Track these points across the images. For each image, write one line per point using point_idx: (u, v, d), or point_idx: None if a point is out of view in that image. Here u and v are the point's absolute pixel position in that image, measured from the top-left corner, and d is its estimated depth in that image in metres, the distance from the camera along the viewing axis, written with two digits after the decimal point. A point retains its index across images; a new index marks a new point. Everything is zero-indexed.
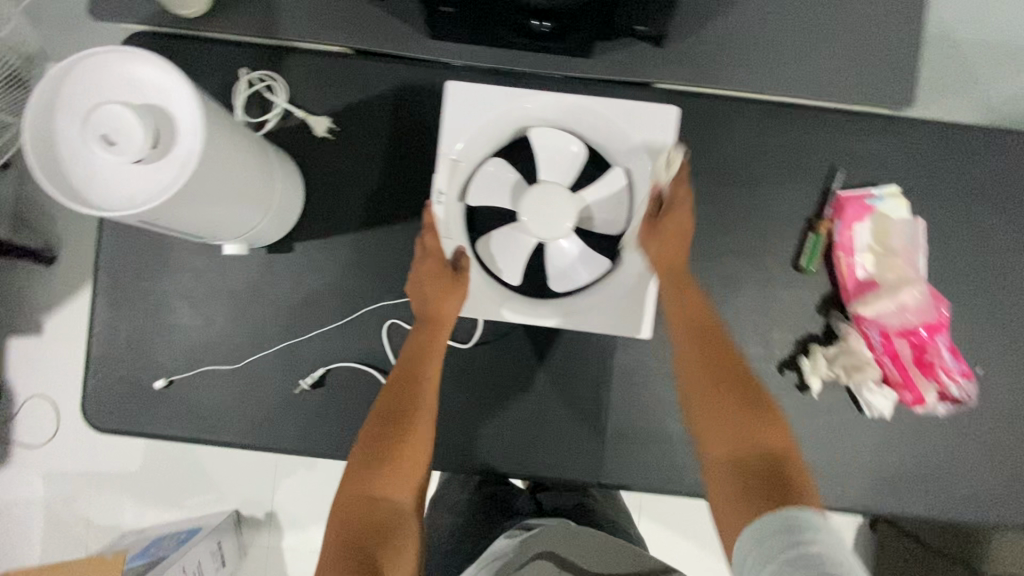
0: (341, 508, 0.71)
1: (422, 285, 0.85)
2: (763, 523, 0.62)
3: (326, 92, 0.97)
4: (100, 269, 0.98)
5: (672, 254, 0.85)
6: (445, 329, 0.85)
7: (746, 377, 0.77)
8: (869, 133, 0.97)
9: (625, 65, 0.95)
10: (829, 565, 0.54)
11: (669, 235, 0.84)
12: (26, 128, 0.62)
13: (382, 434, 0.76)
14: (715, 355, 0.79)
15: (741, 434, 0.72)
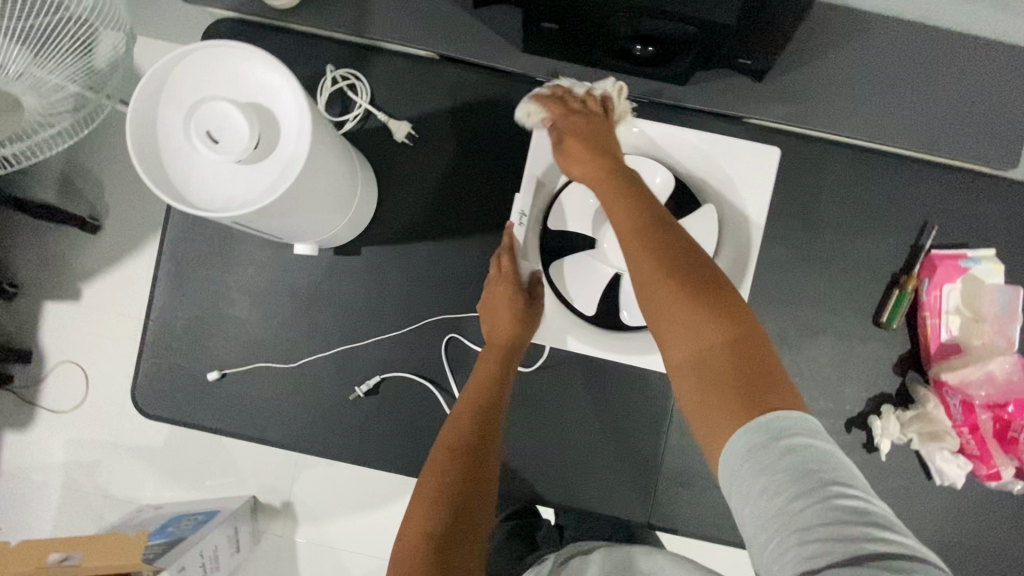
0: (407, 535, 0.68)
1: (497, 306, 0.88)
2: (746, 434, 0.53)
3: (409, 96, 0.95)
4: (164, 254, 0.97)
5: (591, 153, 0.77)
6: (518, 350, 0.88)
7: (690, 251, 0.63)
8: (963, 193, 0.94)
9: (718, 98, 0.93)
10: (811, 482, 0.49)
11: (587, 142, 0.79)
12: (130, 120, 0.60)
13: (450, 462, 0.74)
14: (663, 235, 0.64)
15: (694, 326, 0.58)
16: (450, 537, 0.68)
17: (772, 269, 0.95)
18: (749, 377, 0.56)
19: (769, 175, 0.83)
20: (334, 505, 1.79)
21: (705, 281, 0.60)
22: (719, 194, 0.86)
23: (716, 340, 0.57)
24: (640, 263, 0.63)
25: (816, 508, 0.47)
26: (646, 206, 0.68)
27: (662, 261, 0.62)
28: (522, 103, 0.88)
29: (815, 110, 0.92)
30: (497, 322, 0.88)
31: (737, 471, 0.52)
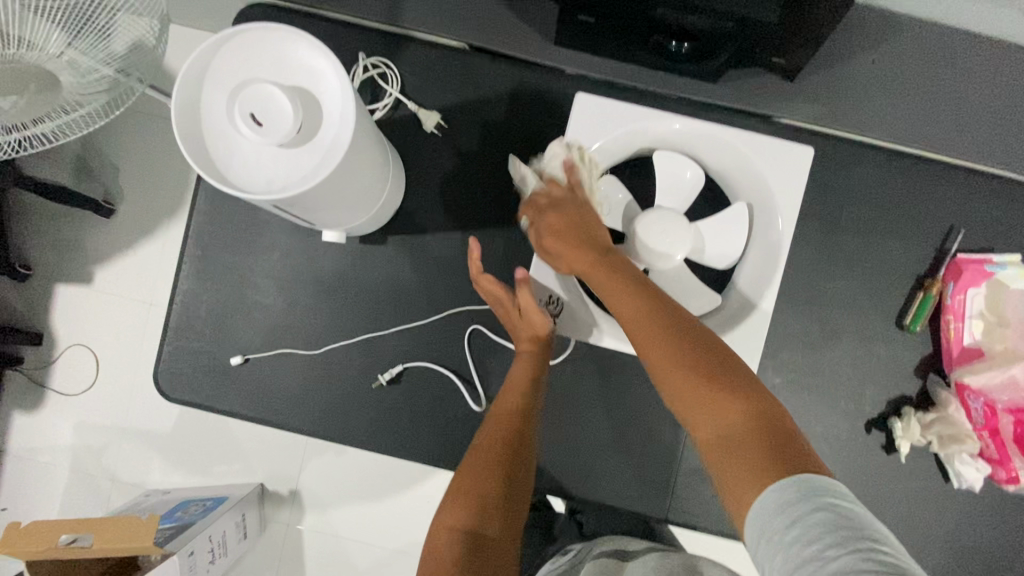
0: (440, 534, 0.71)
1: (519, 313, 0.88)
2: (784, 496, 0.49)
3: (439, 86, 0.95)
4: (189, 237, 0.97)
5: (575, 234, 0.79)
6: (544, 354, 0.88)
7: (693, 330, 0.64)
8: (989, 197, 0.94)
9: (748, 96, 0.93)
10: (839, 544, 0.44)
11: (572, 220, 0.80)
12: (175, 99, 0.60)
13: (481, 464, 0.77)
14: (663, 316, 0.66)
15: (708, 404, 0.59)
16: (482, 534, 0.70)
17: (797, 269, 0.95)
18: (778, 445, 0.54)
19: (802, 174, 0.83)
20: (342, 496, 1.80)
21: (712, 360, 0.61)
22: (750, 193, 0.87)
23: (737, 416, 0.57)
24: (648, 348, 0.65)
25: (843, 562, 0.43)
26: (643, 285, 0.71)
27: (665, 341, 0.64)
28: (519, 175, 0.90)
29: (845, 111, 0.92)
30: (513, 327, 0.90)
31: (762, 528, 0.49)
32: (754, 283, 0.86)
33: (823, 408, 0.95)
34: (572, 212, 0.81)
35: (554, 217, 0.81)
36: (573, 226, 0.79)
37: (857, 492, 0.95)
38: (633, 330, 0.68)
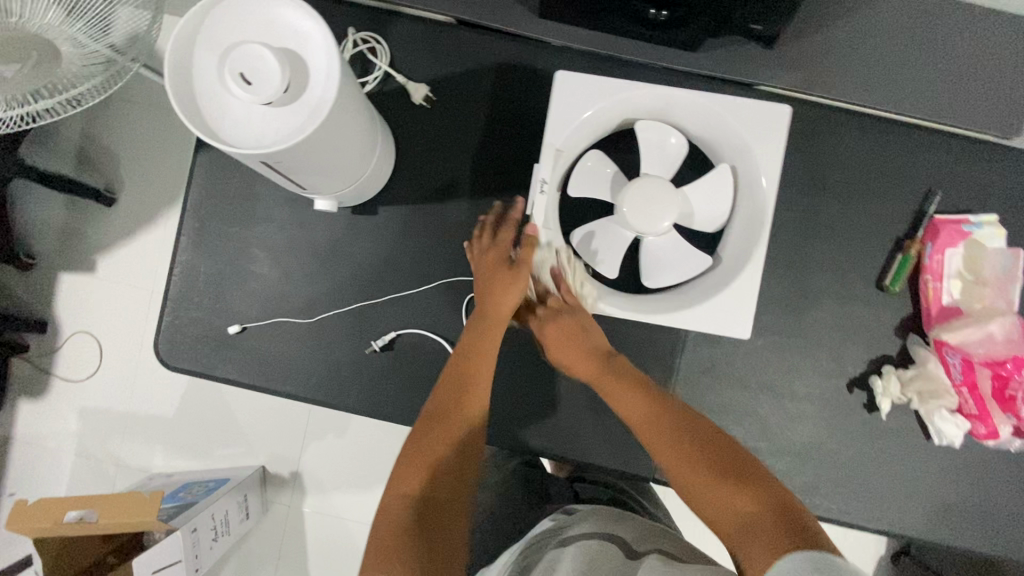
0: (387, 512, 0.70)
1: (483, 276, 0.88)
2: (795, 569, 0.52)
3: (427, 60, 0.98)
4: (187, 211, 1.00)
5: (581, 341, 0.84)
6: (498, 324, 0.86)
7: (705, 432, 0.70)
8: (968, 160, 0.96)
9: (729, 63, 0.95)
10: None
11: (572, 327, 0.85)
12: (168, 60, 0.62)
13: (433, 430, 0.77)
14: (676, 420, 0.72)
15: (722, 494, 0.63)
16: (423, 510, 0.70)
17: (779, 233, 0.97)
18: (792, 532, 0.57)
19: (781, 134, 0.84)
20: (342, 478, 1.82)
21: (724, 459, 0.66)
22: (733, 155, 0.88)
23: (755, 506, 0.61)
24: (666, 453, 0.70)
25: None
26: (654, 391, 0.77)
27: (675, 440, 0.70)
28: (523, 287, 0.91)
29: (823, 77, 0.95)
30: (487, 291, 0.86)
31: None
32: (741, 245, 0.87)
33: (806, 369, 0.97)
34: (574, 321, 0.85)
35: (553, 326, 0.86)
36: (576, 334, 0.84)
37: (839, 450, 0.97)
38: (648, 434, 0.73)
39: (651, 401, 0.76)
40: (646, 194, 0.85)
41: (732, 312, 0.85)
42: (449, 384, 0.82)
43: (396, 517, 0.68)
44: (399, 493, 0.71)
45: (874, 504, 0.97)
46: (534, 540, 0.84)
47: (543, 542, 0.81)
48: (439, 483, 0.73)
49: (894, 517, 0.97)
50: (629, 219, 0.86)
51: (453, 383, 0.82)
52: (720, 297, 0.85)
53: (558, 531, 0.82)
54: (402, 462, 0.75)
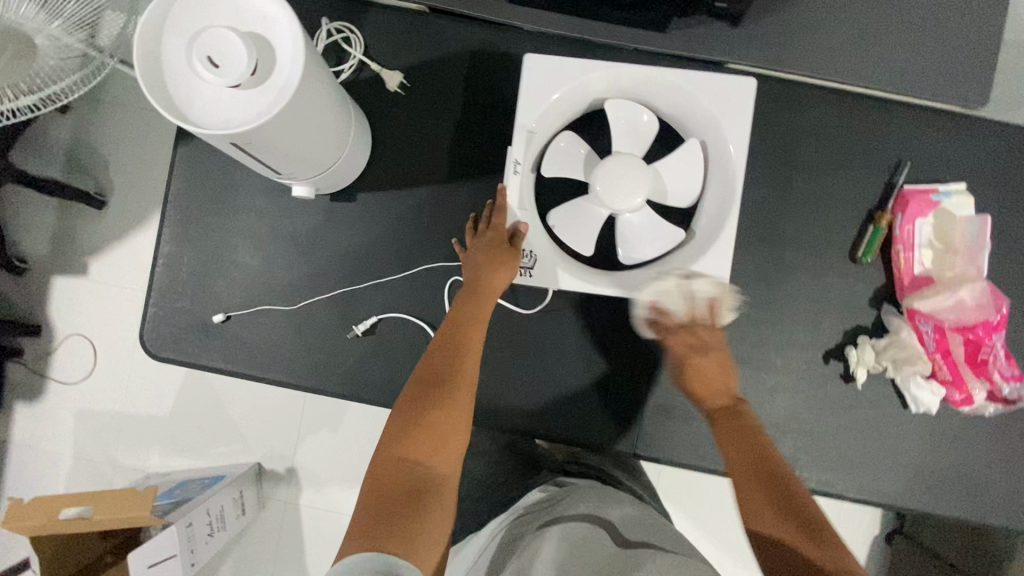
0: (376, 474, 0.75)
1: (477, 257, 0.90)
2: None
3: (401, 48, 0.99)
4: (169, 203, 1.01)
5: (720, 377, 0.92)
6: (489, 299, 0.89)
7: (782, 477, 0.80)
8: (937, 130, 0.97)
9: (698, 42, 0.96)
10: None
11: (715, 362, 0.93)
12: (137, 46, 0.63)
13: (420, 399, 0.80)
14: (762, 462, 0.82)
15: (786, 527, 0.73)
16: (412, 474, 0.74)
17: (752, 208, 0.98)
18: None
19: (748, 106, 0.84)
20: (338, 473, 1.84)
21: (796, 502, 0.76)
22: (702, 130, 0.89)
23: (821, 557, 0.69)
24: (746, 485, 0.80)
25: None
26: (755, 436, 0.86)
27: (766, 484, 0.79)
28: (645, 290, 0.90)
29: (790, 53, 0.96)
30: (480, 272, 0.89)
31: None
32: (713, 221, 0.88)
33: (783, 341, 0.99)
34: (713, 356, 0.93)
35: (699, 357, 0.93)
36: (718, 368, 0.93)
37: (818, 420, 0.98)
38: (738, 466, 0.83)
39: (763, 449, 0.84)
40: (620, 172, 0.85)
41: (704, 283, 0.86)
42: (439, 354, 0.85)
43: (385, 480, 0.73)
44: (389, 458, 0.76)
45: (854, 473, 0.98)
46: (534, 509, 0.91)
47: (540, 514, 0.88)
48: (427, 448, 0.76)
49: (874, 487, 0.97)
50: (602, 198, 0.86)
51: (443, 353, 0.85)
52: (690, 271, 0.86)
53: (554, 507, 0.88)
54: (391, 429, 0.79)
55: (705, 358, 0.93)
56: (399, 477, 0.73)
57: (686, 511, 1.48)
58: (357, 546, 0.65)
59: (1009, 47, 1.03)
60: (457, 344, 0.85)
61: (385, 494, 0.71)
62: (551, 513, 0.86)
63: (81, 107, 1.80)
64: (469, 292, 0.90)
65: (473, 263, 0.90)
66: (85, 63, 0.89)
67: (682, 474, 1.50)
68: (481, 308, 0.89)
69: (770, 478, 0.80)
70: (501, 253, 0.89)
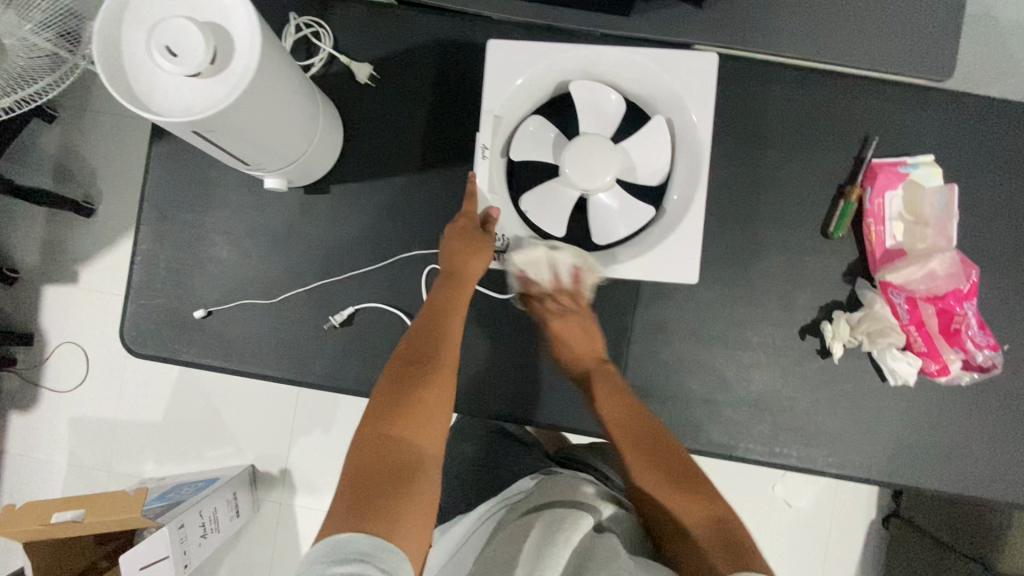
0: (359, 454, 0.73)
1: (451, 241, 0.90)
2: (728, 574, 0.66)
3: (369, 41, 1.00)
4: (146, 201, 1.02)
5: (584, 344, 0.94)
6: (467, 284, 0.89)
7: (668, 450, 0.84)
8: (904, 104, 0.97)
9: (664, 24, 0.97)
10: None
11: (580, 328, 0.94)
12: (95, 37, 0.64)
13: (402, 380, 0.80)
14: (648, 439, 0.86)
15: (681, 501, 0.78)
16: (398, 451, 0.74)
17: (723, 186, 0.99)
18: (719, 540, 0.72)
19: (710, 81, 0.85)
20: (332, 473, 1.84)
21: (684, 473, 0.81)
22: (668, 108, 0.89)
23: (699, 515, 0.76)
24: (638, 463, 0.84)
25: None
26: (635, 410, 0.89)
27: (656, 469, 0.82)
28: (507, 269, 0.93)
29: (755, 32, 0.96)
30: (457, 261, 0.89)
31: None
32: (682, 197, 0.89)
33: (758, 319, 0.99)
34: (580, 322, 0.94)
35: (565, 326, 0.94)
36: (584, 334, 0.94)
37: (797, 396, 0.98)
38: (626, 443, 0.86)
39: (632, 413, 0.89)
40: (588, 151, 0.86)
41: (676, 257, 0.86)
42: (417, 339, 0.85)
43: (369, 461, 0.72)
44: (372, 438, 0.75)
45: (835, 448, 0.98)
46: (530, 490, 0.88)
47: (535, 496, 0.85)
48: (411, 427, 0.77)
49: (855, 461, 0.97)
50: (570, 179, 0.86)
51: (422, 337, 0.85)
52: (660, 246, 0.86)
53: (550, 489, 0.85)
54: (372, 412, 0.78)
55: (569, 326, 0.94)
56: (384, 456, 0.73)
57: None
58: (341, 526, 0.63)
59: (974, 20, 1.03)
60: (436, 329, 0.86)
61: (371, 471, 0.71)
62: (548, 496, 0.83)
63: (66, 117, 1.82)
64: (446, 280, 0.90)
65: (449, 253, 0.90)
66: (55, 64, 0.93)
67: None
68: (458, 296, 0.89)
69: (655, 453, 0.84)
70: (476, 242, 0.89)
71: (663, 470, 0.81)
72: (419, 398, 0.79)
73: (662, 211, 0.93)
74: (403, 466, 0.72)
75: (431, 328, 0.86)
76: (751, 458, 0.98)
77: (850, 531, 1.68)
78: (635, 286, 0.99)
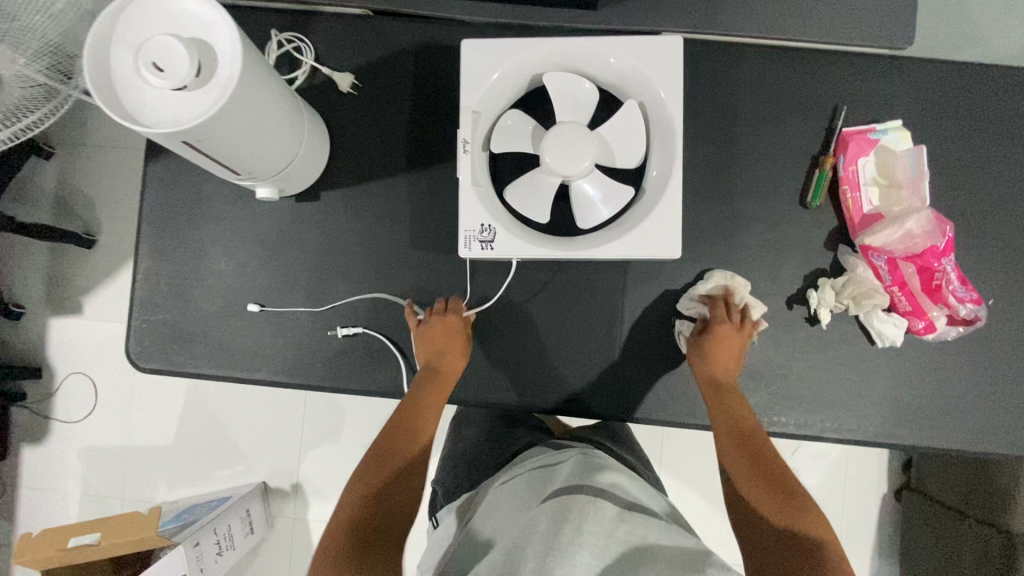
0: (340, 517, 0.80)
1: (433, 338, 0.96)
2: None
3: (350, 51, 1.04)
4: (144, 221, 1.05)
5: (729, 354, 0.93)
6: (442, 382, 0.95)
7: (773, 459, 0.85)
8: (869, 73, 1.00)
9: (632, 13, 1.00)
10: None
11: (723, 350, 0.93)
12: (85, 59, 0.68)
13: (379, 455, 0.89)
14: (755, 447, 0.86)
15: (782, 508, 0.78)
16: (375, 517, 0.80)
17: (701, 166, 1.01)
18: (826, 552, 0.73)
19: (677, 63, 0.88)
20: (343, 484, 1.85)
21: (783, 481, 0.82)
22: (639, 92, 0.92)
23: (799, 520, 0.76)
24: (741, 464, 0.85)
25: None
26: (746, 419, 0.90)
27: (760, 475, 0.83)
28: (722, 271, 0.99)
29: (721, 14, 0.99)
30: (438, 352, 0.96)
31: None
32: (660, 175, 0.91)
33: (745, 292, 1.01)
34: (735, 335, 0.94)
35: (722, 334, 0.93)
36: (738, 348, 0.94)
37: (790, 365, 1.00)
38: (734, 448, 0.87)
39: (744, 424, 0.89)
40: (567, 138, 0.88)
41: (659, 233, 0.88)
42: (394, 423, 0.92)
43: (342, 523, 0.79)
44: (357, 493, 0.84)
45: (832, 413, 0.99)
46: (557, 471, 0.86)
47: (556, 479, 0.82)
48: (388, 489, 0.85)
49: (854, 425, 0.99)
50: (550, 166, 0.89)
51: (399, 422, 0.92)
52: (642, 224, 0.89)
53: (567, 475, 0.82)
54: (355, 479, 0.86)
55: (731, 336, 0.94)
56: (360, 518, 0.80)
57: (681, 478, 1.52)
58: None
59: None
60: (414, 418, 0.92)
61: (343, 531, 0.78)
62: (570, 480, 0.79)
63: (63, 153, 1.87)
64: (427, 371, 0.95)
65: (427, 346, 0.96)
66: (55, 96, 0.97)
67: (680, 443, 1.51)
68: (434, 382, 0.94)
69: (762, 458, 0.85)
70: (455, 335, 0.97)
71: (771, 477, 0.82)
72: (393, 469, 0.87)
73: (641, 191, 0.95)
74: (376, 528, 0.79)
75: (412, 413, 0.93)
76: None
77: (864, 504, 1.68)
78: (622, 268, 1.01)
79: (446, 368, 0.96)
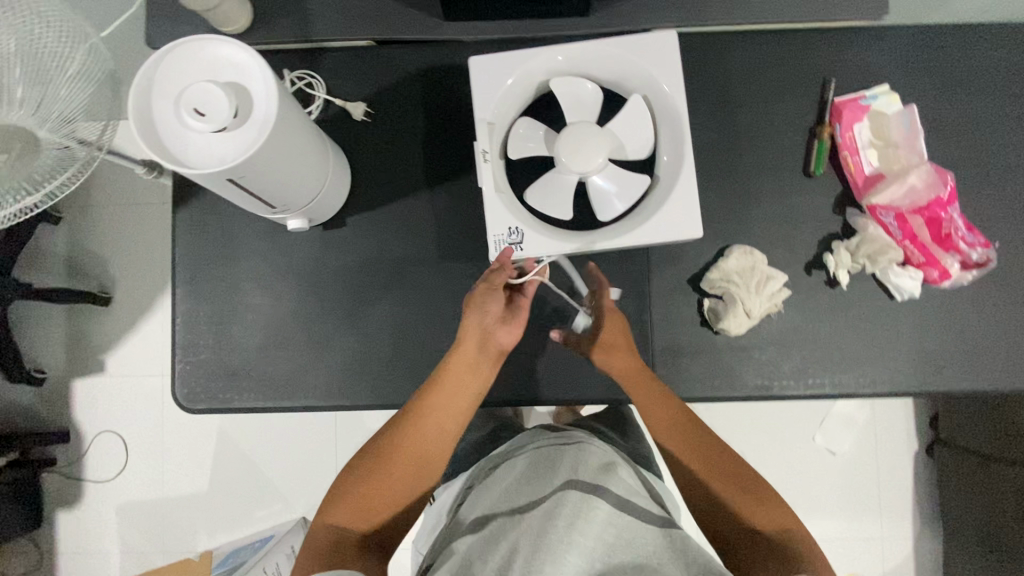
0: (341, 500, 0.86)
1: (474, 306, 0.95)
2: None
3: (359, 81, 1.09)
4: (178, 265, 1.08)
5: (624, 345, 0.98)
6: (471, 346, 0.94)
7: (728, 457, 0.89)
8: (853, 45, 1.06)
9: (623, 15, 1.05)
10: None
11: (614, 347, 0.97)
12: (130, 112, 0.72)
13: (393, 445, 0.89)
14: (705, 445, 0.90)
15: (748, 505, 0.83)
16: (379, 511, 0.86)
17: (706, 150, 1.06)
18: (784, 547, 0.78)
19: (674, 55, 0.94)
20: None
21: (738, 477, 0.87)
22: (641, 86, 0.97)
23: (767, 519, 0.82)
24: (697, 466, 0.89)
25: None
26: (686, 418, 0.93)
27: (718, 472, 0.87)
28: (741, 249, 1.03)
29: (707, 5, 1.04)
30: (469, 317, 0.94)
31: None
32: (671, 161, 0.96)
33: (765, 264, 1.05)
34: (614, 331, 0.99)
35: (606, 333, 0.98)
36: (621, 341, 0.98)
37: (818, 327, 1.04)
38: (686, 449, 0.90)
39: (677, 420, 0.92)
40: (581, 136, 0.92)
41: (679, 216, 0.92)
42: (413, 408, 0.91)
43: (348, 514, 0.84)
44: (359, 482, 0.87)
45: (863, 370, 1.03)
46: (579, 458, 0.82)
47: (556, 460, 0.83)
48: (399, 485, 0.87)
49: (885, 377, 1.02)
50: (566, 165, 0.92)
51: (413, 412, 0.91)
52: (660, 210, 0.93)
53: (567, 458, 0.82)
54: (363, 463, 0.88)
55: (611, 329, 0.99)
56: (361, 511, 0.85)
57: None
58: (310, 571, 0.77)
59: None
60: (435, 409, 0.91)
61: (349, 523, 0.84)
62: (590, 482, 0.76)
63: (71, 217, 1.89)
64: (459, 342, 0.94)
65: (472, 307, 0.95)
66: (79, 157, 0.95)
67: None
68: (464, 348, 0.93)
69: (722, 459, 0.89)
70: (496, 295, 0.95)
71: (725, 475, 0.87)
72: (405, 461, 0.88)
73: (655, 179, 0.99)
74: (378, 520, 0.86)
75: (449, 401, 0.92)
76: (787, 393, 1.03)
77: (900, 464, 1.70)
78: (645, 255, 1.05)
79: (473, 332, 0.94)
